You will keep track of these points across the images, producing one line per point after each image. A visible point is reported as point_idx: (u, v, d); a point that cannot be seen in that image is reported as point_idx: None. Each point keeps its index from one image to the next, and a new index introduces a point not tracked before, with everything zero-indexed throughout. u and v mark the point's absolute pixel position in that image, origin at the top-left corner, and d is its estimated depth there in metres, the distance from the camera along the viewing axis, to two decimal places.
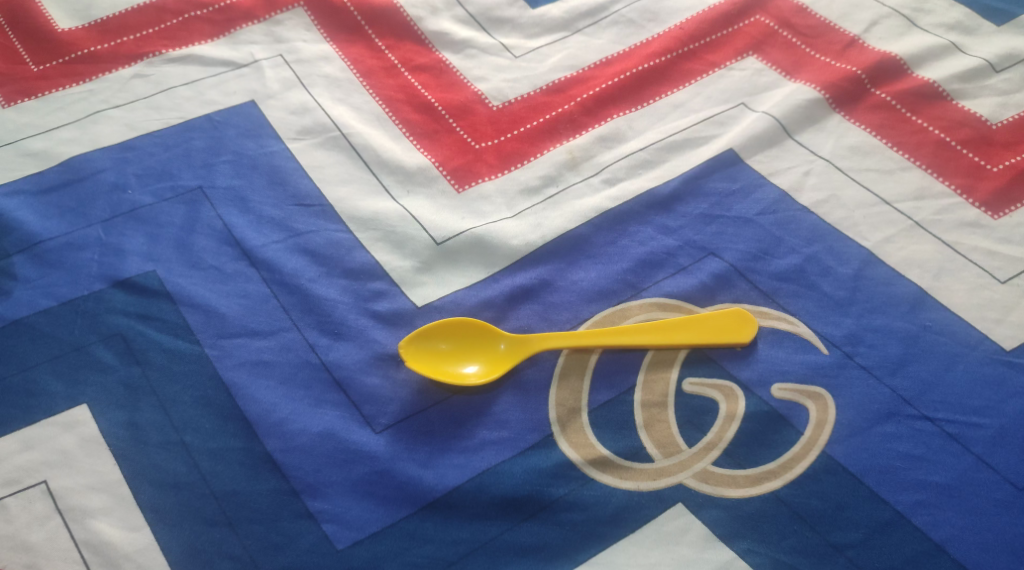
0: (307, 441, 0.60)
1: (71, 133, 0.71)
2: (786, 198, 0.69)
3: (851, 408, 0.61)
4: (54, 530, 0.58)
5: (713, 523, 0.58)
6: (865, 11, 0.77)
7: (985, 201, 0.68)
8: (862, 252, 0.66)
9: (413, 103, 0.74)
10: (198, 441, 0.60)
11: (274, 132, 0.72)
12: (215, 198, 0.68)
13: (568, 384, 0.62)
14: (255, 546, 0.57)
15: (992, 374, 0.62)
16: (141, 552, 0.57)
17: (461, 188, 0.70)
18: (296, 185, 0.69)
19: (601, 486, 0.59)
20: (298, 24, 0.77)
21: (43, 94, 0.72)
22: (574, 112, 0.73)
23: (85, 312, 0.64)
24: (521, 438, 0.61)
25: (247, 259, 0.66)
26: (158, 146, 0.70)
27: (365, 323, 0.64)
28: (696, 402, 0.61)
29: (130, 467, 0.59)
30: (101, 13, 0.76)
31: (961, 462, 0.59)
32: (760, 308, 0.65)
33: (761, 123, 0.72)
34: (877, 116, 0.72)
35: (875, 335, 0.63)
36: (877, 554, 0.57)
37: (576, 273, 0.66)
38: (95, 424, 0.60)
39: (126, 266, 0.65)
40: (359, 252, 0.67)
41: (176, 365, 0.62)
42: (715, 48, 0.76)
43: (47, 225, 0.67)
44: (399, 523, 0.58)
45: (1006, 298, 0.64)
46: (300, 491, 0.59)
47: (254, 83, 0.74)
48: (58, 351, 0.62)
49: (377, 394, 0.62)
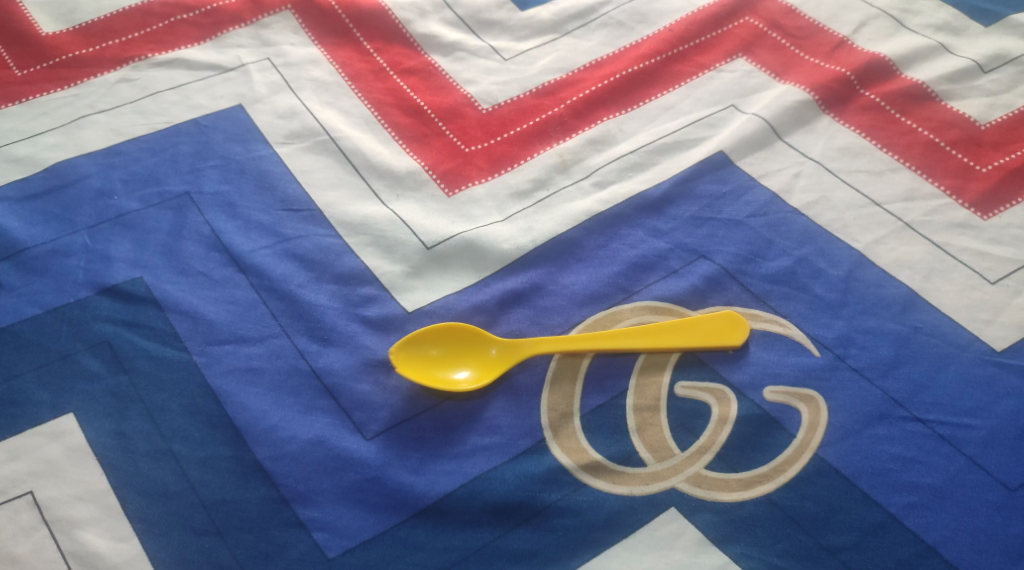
0: (297, 448, 0.60)
1: (55, 139, 0.70)
2: (777, 200, 0.69)
3: (843, 410, 0.61)
4: (41, 541, 0.57)
5: (707, 527, 0.58)
6: (854, 12, 0.77)
7: (975, 202, 0.68)
8: (853, 253, 0.66)
9: (402, 106, 0.73)
10: (187, 449, 0.59)
11: (261, 136, 0.71)
12: (203, 203, 0.68)
13: (559, 389, 0.62)
14: (245, 556, 0.57)
15: (983, 375, 0.62)
16: (129, 562, 0.57)
17: (451, 192, 0.69)
18: (284, 190, 0.69)
19: (594, 491, 0.59)
20: (285, 27, 0.77)
21: (28, 99, 0.71)
22: (564, 115, 0.73)
23: (71, 319, 0.63)
24: (514, 444, 0.60)
25: (236, 265, 0.65)
26: (144, 151, 0.70)
27: (355, 329, 0.64)
28: (688, 405, 0.61)
29: (118, 476, 0.59)
30: (86, 17, 0.76)
31: (954, 463, 0.59)
32: (751, 311, 0.64)
33: (751, 124, 0.72)
34: (866, 117, 0.72)
35: (867, 337, 0.63)
36: (870, 557, 0.57)
37: (567, 277, 0.66)
38: (82, 433, 0.60)
39: (113, 273, 0.65)
40: (349, 257, 0.66)
41: (164, 373, 0.61)
42: (705, 50, 0.76)
43: (33, 232, 0.66)
44: (391, 530, 0.58)
45: (996, 298, 0.64)
46: (290, 500, 0.58)
47: (241, 87, 0.73)
48: (45, 360, 0.62)
49: (368, 400, 0.61)
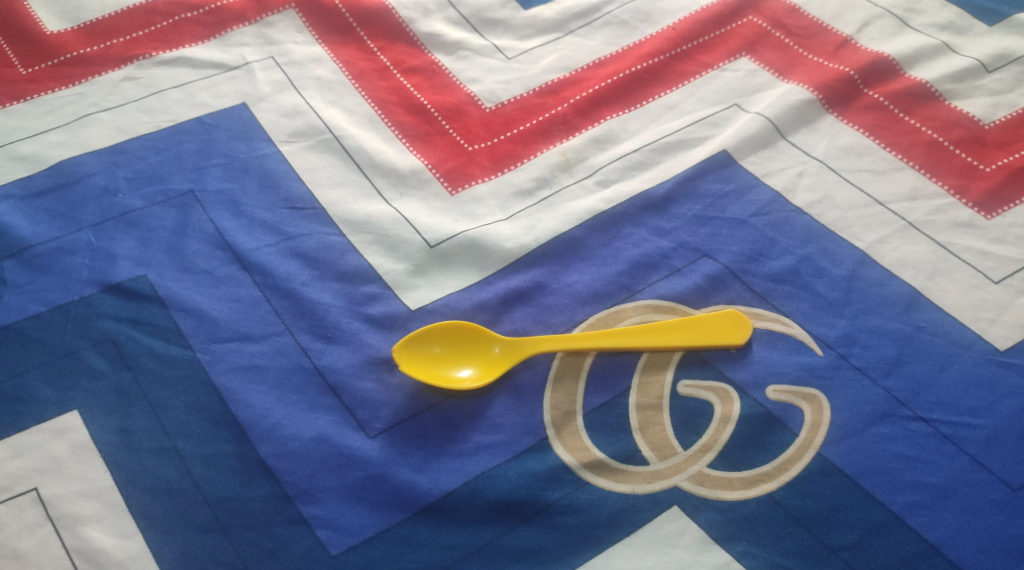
0: (300, 446, 0.60)
1: (60, 137, 0.70)
2: (780, 199, 0.69)
3: (846, 409, 0.61)
4: (45, 538, 0.57)
5: (709, 525, 0.58)
6: (858, 12, 0.77)
7: (978, 201, 0.68)
8: (856, 253, 0.66)
9: (405, 105, 0.73)
10: (191, 446, 0.60)
11: (265, 135, 0.71)
12: (207, 201, 0.68)
13: (562, 387, 0.62)
14: (249, 553, 0.57)
15: (986, 374, 0.62)
16: (133, 559, 0.57)
17: (455, 190, 0.69)
18: (288, 188, 0.69)
19: (596, 489, 0.59)
20: (289, 26, 0.77)
21: (32, 97, 0.72)
22: (568, 113, 0.73)
23: (76, 316, 0.63)
24: (516, 442, 0.60)
25: (239, 263, 0.66)
26: (149, 149, 0.70)
27: (359, 327, 0.64)
28: (690, 404, 0.61)
29: (122, 474, 0.59)
30: (90, 15, 0.76)
31: (956, 462, 0.59)
32: (754, 310, 0.64)
33: (754, 123, 0.72)
34: (870, 117, 0.72)
35: (870, 336, 0.63)
36: (873, 556, 0.57)
37: (570, 275, 0.66)
38: (86, 430, 0.60)
39: (117, 271, 0.65)
40: (352, 255, 0.66)
41: (168, 370, 0.62)
42: (709, 49, 0.76)
43: (37, 229, 0.66)
44: (394, 528, 0.58)
45: (999, 298, 0.64)
46: (294, 497, 0.58)
47: (245, 85, 0.73)
48: (48, 357, 0.62)
49: (371, 398, 0.61)
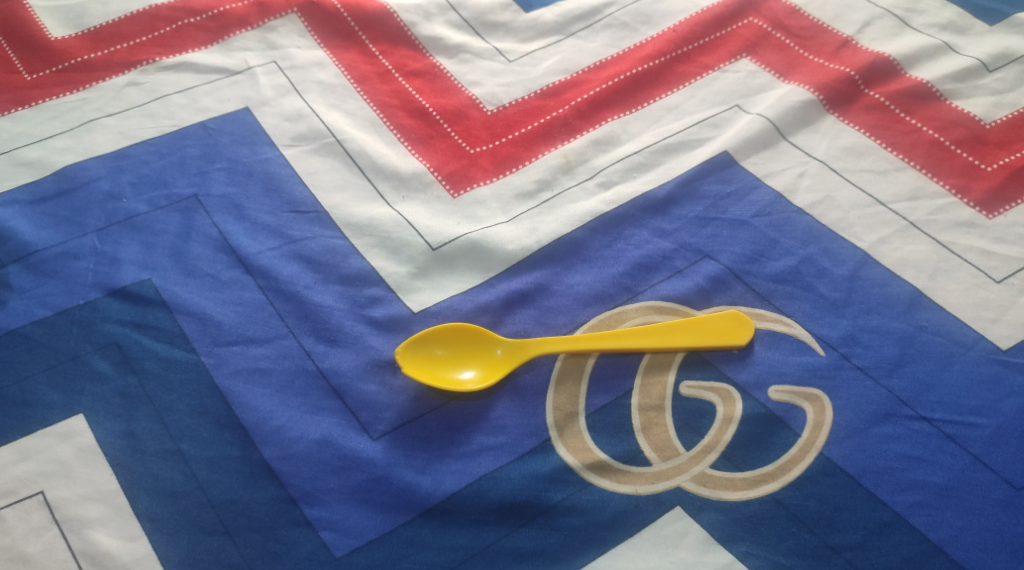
0: (304, 448, 0.60)
1: (64, 142, 0.71)
2: (782, 199, 0.69)
3: (849, 409, 0.61)
4: (51, 541, 0.57)
5: (712, 526, 0.58)
6: (858, 12, 0.78)
7: (979, 201, 0.68)
8: (858, 252, 0.66)
9: (407, 108, 0.74)
10: (195, 449, 0.60)
11: (268, 139, 0.72)
12: (211, 206, 0.68)
13: (564, 389, 0.62)
14: (254, 555, 0.57)
15: (988, 374, 0.62)
16: (139, 562, 0.57)
17: (457, 193, 0.70)
18: (291, 192, 0.69)
19: (599, 490, 0.59)
20: (291, 30, 0.77)
21: (37, 103, 0.72)
22: (569, 115, 0.73)
23: (82, 321, 0.64)
24: (520, 443, 0.61)
25: (242, 267, 0.66)
26: (153, 155, 0.70)
27: (362, 329, 0.64)
28: (693, 405, 0.61)
29: (126, 476, 0.59)
30: (93, 21, 0.76)
31: (959, 462, 0.59)
32: (756, 310, 0.65)
33: (755, 124, 0.72)
34: (871, 117, 0.72)
35: (872, 336, 0.63)
36: (877, 555, 0.57)
37: (572, 277, 0.66)
38: (92, 434, 0.60)
39: (121, 275, 0.65)
40: (355, 258, 0.67)
41: (173, 374, 0.62)
42: (709, 50, 0.76)
43: (42, 234, 0.67)
44: (397, 529, 0.58)
45: (1002, 297, 0.64)
46: (298, 499, 0.59)
47: (248, 90, 0.74)
48: (54, 361, 0.62)
49: (375, 400, 0.62)
